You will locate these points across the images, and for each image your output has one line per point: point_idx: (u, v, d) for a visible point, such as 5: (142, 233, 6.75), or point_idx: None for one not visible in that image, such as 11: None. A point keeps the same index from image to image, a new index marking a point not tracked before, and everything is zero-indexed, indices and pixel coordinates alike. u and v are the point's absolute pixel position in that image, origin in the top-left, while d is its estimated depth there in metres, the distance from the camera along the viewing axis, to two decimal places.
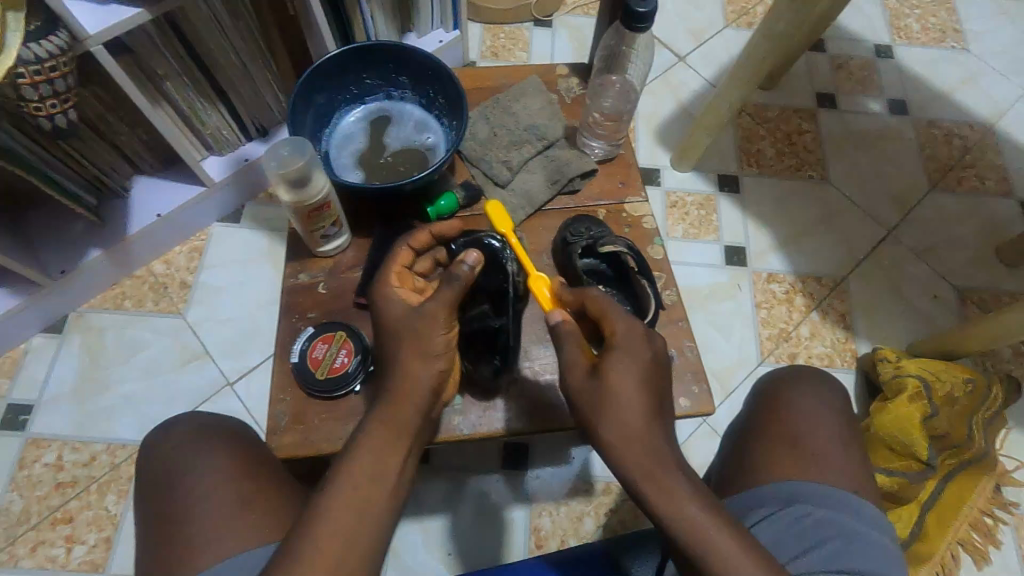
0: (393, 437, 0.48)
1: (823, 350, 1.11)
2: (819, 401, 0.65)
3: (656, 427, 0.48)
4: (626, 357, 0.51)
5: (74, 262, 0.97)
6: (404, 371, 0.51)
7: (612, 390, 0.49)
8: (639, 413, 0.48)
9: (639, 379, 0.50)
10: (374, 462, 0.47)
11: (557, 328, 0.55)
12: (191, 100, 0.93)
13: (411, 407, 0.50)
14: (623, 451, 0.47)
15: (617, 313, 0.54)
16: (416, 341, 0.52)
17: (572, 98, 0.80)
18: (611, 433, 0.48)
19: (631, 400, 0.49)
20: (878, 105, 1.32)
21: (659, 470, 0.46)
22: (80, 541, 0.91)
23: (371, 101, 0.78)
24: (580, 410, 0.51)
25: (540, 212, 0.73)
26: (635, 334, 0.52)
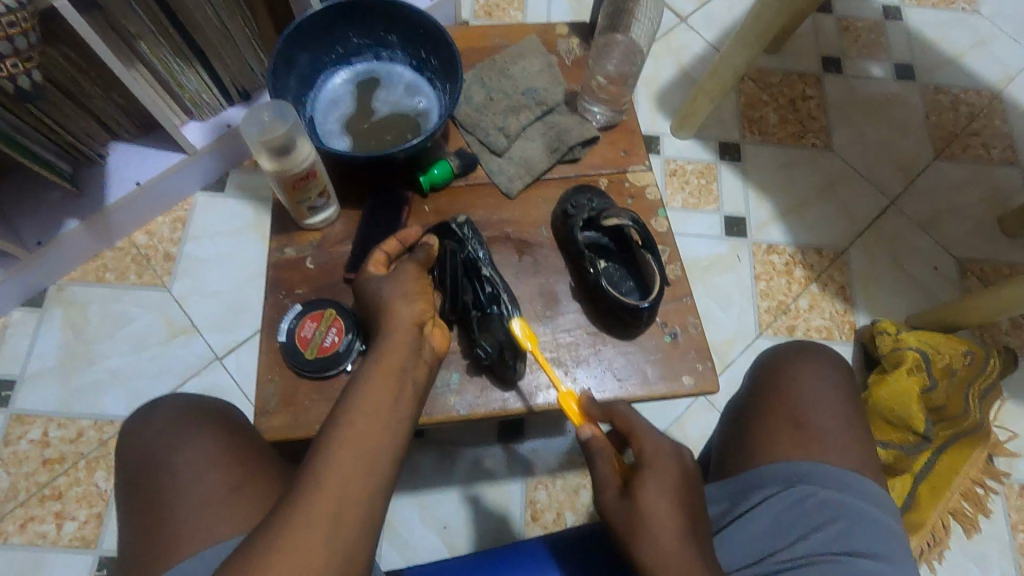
0: (389, 376, 0.49)
1: (821, 323, 1.09)
2: (824, 378, 0.64)
3: (689, 541, 0.47)
4: (658, 478, 0.50)
5: (51, 233, 0.93)
6: (387, 305, 0.54)
7: (646, 516, 0.48)
8: (672, 531, 0.47)
9: (671, 497, 0.49)
10: (373, 409, 0.46)
11: (587, 442, 0.53)
12: (167, 60, 0.87)
13: (403, 340, 0.52)
14: (658, 569, 0.46)
15: (648, 433, 0.53)
16: (394, 282, 0.56)
17: (573, 60, 0.75)
18: (647, 554, 0.47)
19: (665, 522, 0.47)
20: (883, 70, 1.27)
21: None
22: (70, 517, 0.90)
23: (359, 62, 0.73)
24: (614, 533, 0.50)
25: (539, 181, 0.70)
26: (665, 452, 0.51)
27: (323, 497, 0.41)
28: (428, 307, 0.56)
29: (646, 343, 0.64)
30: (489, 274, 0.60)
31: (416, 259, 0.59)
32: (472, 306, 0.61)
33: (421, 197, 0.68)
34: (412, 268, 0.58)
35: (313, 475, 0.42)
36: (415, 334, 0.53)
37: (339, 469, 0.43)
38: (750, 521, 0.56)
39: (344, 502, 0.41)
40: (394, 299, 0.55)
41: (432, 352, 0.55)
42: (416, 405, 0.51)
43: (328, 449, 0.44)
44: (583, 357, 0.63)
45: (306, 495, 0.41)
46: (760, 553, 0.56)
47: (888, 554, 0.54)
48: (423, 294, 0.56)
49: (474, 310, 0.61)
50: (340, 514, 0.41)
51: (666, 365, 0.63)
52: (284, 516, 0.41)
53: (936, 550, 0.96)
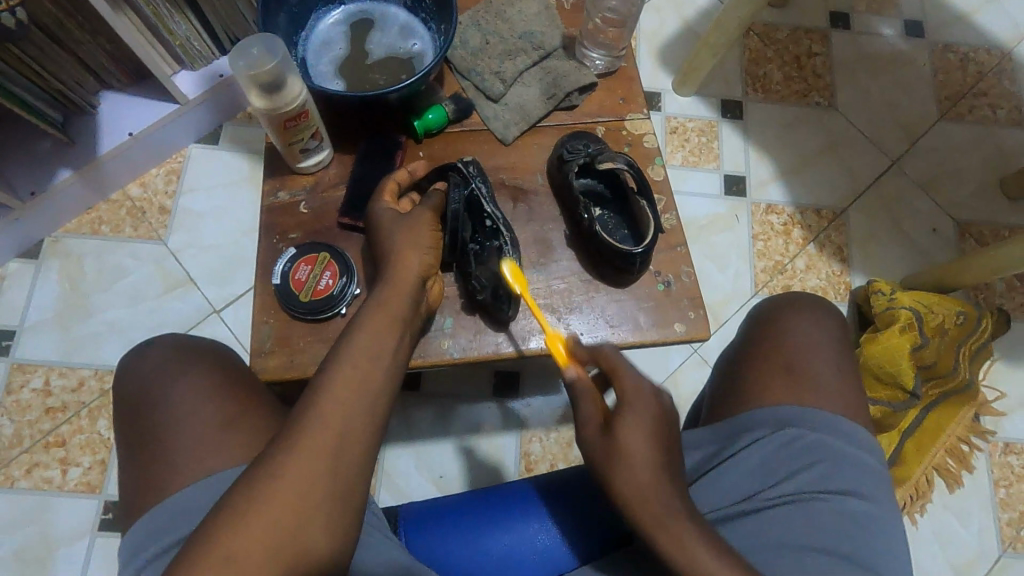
0: (391, 321, 0.50)
1: (817, 283, 1.10)
2: (819, 326, 0.64)
3: (664, 482, 0.47)
4: (638, 415, 0.49)
5: (44, 183, 0.92)
6: (398, 254, 0.54)
7: (625, 451, 0.48)
8: (647, 468, 0.47)
9: (649, 430, 0.49)
10: (378, 352, 0.47)
11: (573, 385, 0.52)
12: (156, 6, 0.85)
13: (406, 290, 0.52)
14: (637, 507, 0.47)
15: (630, 371, 0.52)
16: (407, 231, 0.56)
17: (572, 3, 0.73)
18: (626, 489, 0.47)
19: (641, 461, 0.47)
20: (892, 28, 1.24)
21: (669, 520, 0.46)
22: (74, 463, 0.92)
23: (352, 2, 0.71)
24: (592, 466, 0.50)
25: (536, 127, 0.69)
26: (646, 392, 0.51)
27: (320, 431, 0.43)
28: (434, 262, 0.56)
29: (640, 291, 0.64)
30: (490, 213, 0.61)
31: (433, 202, 0.58)
32: (470, 241, 0.62)
33: (416, 142, 0.67)
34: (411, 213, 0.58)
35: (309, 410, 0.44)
36: (417, 285, 0.53)
37: (338, 407, 0.44)
38: (738, 461, 0.58)
39: (340, 437, 0.43)
40: (404, 248, 0.54)
41: (427, 299, 0.57)
42: (410, 346, 0.52)
43: (326, 388, 0.45)
44: (576, 304, 0.63)
45: (305, 429, 0.43)
46: (746, 491, 0.57)
47: (870, 494, 0.56)
48: (434, 246, 0.57)
49: (472, 245, 0.61)
50: (335, 448, 0.42)
51: (659, 314, 0.63)
52: (279, 450, 0.42)
53: (919, 504, 0.98)
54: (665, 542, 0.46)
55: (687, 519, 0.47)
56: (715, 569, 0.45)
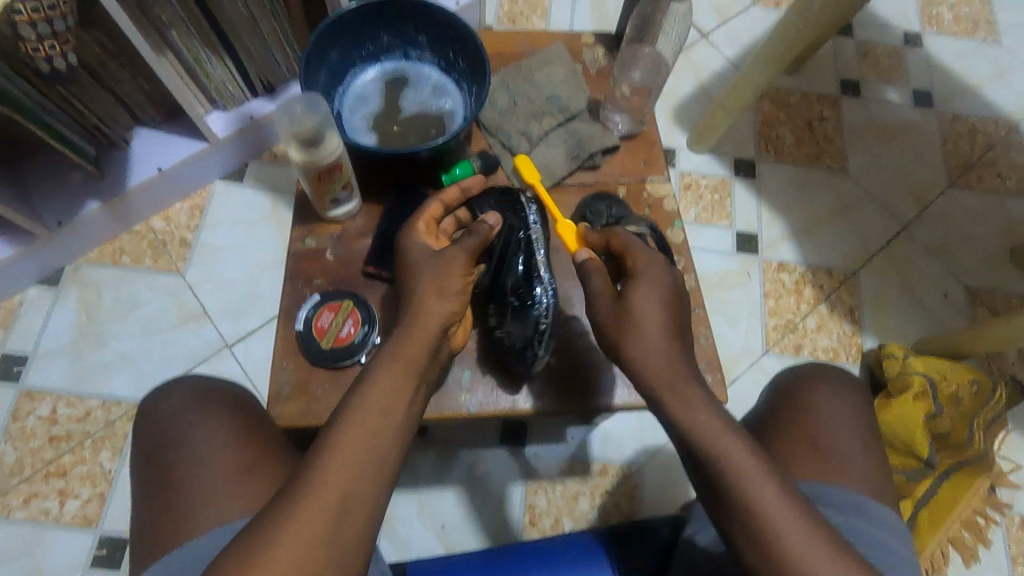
0: (405, 372, 0.48)
1: (828, 344, 1.10)
2: (838, 399, 0.64)
3: (675, 347, 0.50)
4: (650, 282, 0.52)
5: (71, 213, 0.94)
6: (420, 301, 0.52)
7: (636, 311, 0.51)
8: (660, 331, 0.50)
9: (660, 299, 0.51)
10: (390, 407, 0.46)
11: (583, 264, 0.57)
12: (195, 50, 0.89)
13: (424, 339, 0.50)
14: (648, 370, 0.49)
15: (640, 248, 0.55)
16: (435, 274, 0.54)
17: (598, 69, 0.76)
18: (637, 354, 0.50)
19: (653, 321, 0.50)
20: (901, 95, 1.28)
21: (678, 384, 0.48)
22: (73, 495, 0.91)
23: (388, 61, 0.75)
24: (607, 338, 0.53)
25: (560, 186, 0.71)
26: (657, 266, 0.53)
27: (321, 489, 0.42)
28: (458, 308, 0.55)
29: None
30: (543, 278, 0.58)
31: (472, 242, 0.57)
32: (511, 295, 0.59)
33: None
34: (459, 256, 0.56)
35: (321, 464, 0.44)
36: (438, 335, 0.52)
37: (344, 464, 0.43)
38: None
39: (346, 495, 0.42)
40: (426, 297, 0.53)
41: (445, 346, 0.55)
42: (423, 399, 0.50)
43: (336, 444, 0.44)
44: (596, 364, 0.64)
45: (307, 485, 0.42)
46: None
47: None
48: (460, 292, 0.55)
49: (513, 299, 0.59)
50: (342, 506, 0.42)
51: None
52: (291, 500, 0.42)
53: None
54: (676, 407, 0.47)
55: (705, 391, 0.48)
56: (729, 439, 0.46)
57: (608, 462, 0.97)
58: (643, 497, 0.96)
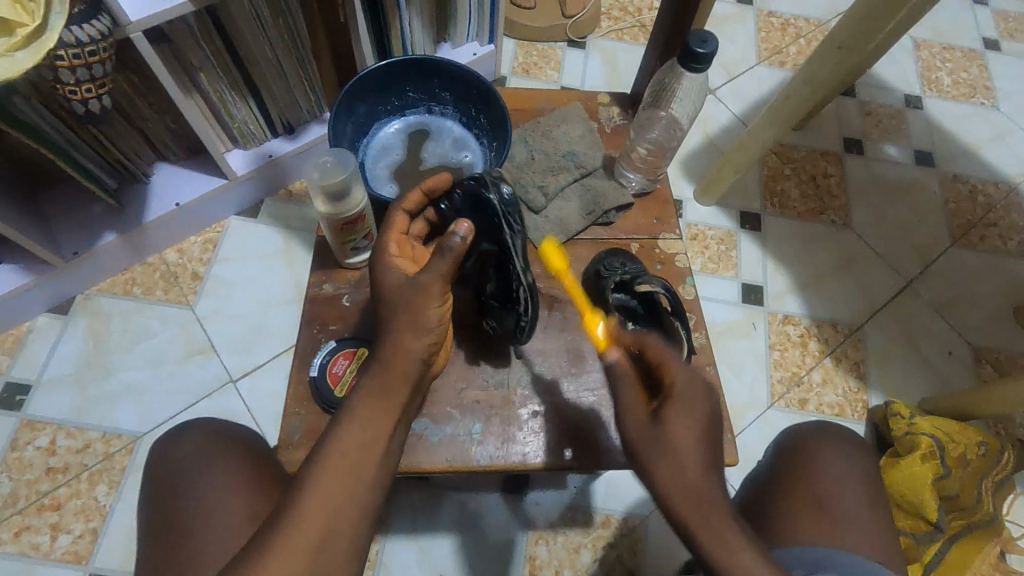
0: (386, 403, 0.49)
1: (834, 399, 1.09)
2: (845, 459, 0.64)
3: (713, 475, 0.47)
4: (690, 409, 0.50)
5: (88, 244, 0.95)
6: (395, 341, 0.51)
7: (674, 441, 0.48)
8: (698, 459, 0.47)
9: (700, 430, 0.49)
10: (370, 441, 0.47)
11: (612, 367, 0.53)
12: (222, 92, 0.92)
13: (402, 379, 0.50)
14: (681, 499, 0.46)
15: (678, 364, 0.53)
16: (410, 313, 0.52)
17: (613, 128, 0.79)
18: (666, 484, 0.47)
19: (690, 449, 0.48)
20: (903, 155, 1.31)
21: (713, 515, 0.45)
22: (65, 530, 0.89)
23: (412, 114, 0.78)
24: (631, 455, 0.50)
25: (574, 240, 0.72)
26: (697, 387, 0.51)
27: (300, 527, 0.42)
28: (437, 343, 0.53)
29: None
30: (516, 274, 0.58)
31: (445, 264, 0.52)
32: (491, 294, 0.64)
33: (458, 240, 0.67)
34: (437, 281, 0.52)
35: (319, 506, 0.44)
36: (417, 370, 0.51)
37: (325, 500, 0.43)
38: None
39: (325, 533, 0.42)
40: (402, 333, 0.51)
41: (425, 377, 0.55)
42: (402, 436, 0.51)
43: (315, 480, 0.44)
44: (606, 419, 0.64)
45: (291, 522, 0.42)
46: None
47: None
48: (437, 326, 0.53)
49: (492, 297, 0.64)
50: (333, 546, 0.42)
51: None
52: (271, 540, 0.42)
53: None
54: (715, 545, 0.45)
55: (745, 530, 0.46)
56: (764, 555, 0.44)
57: (611, 514, 0.95)
58: (646, 552, 0.94)
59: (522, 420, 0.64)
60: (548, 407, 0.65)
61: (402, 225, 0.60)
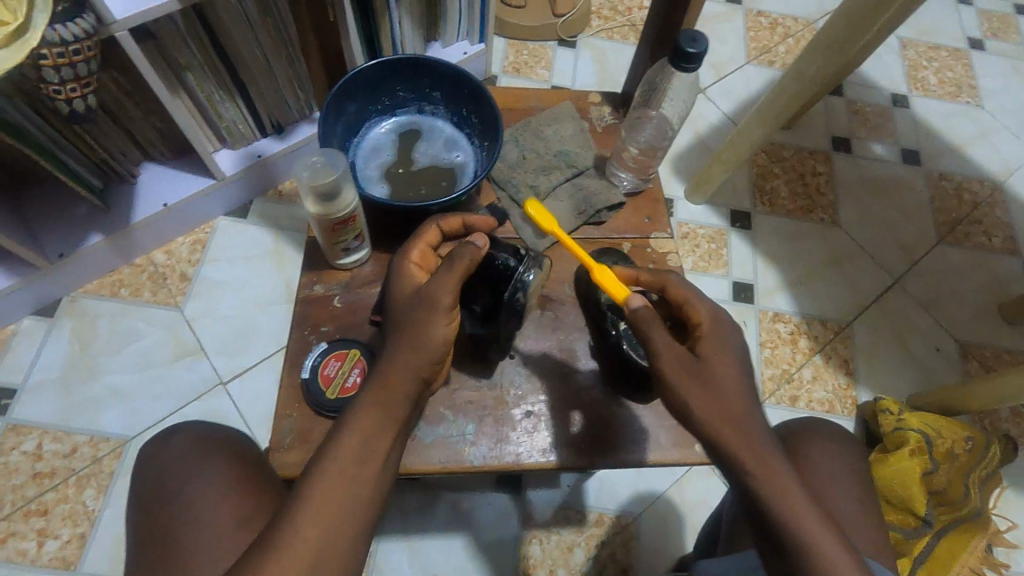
0: (382, 420, 0.48)
1: (823, 395, 1.10)
2: (839, 458, 0.64)
3: (753, 404, 0.49)
4: (721, 344, 0.52)
5: (74, 246, 0.94)
6: (394, 354, 0.51)
7: (713, 371, 0.50)
8: (739, 391, 0.49)
9: (736, 368, 0.51)
10: (364, 459, 0.46)
11: (637, 311, 0.53)
12: (210, 91, 0.91)
13: (400, 394, 0.50)
14: (719, 423, 0.48)
15: (700, 302, 0.56)
16: (415, 329, 0.52)
17: (604, 127, 0.79)
18: (705, 410, 0.48)
19: (729, 381, 0.50)
20: (890, 153, 1.32)
21: (765, 456, 0.47)
22: (53, 535, 0.88)
23: (402, 114, 0.77)
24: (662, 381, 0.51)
25: (566, 240, 0.72)
26: (720, 323, 0.54)
27: (294, 551, 0.42)
28: (441, 360, 0.53)
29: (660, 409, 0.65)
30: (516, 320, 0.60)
31: (456, 275, 0.53)
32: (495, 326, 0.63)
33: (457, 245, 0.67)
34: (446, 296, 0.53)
35: (313, 514, 0.44)
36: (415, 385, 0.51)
37: (320, 522, 0.43)
38: None
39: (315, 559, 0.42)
40: (404, 350, 0.51)
41: (425, 392, 0.54)
42: (398, 450, 0.50)
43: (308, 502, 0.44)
44: (599, 418, 0.64)
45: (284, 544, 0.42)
46: None
47: None
48: (444, 345, 0.53)
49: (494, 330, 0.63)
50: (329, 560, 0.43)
51: (677, 433, 0.64)
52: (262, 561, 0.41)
53: None
54: (768, 483, 0.46)
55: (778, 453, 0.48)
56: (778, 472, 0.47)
57: (604, 512, 0.95)
58: (639, 549, 0.94)
59: (515, 420, 0.64)
60: (542, 406, 0.65)
61: (431, 239, 0.60)
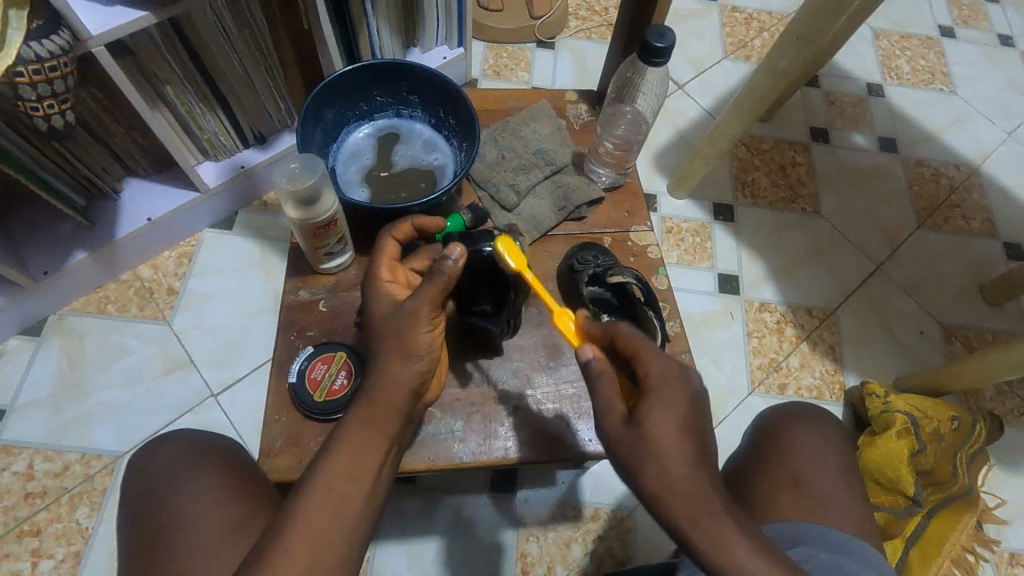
0: (371, 440, 0.49)
1: (812, 382, 1.12)
2: (822, 440, 0.65)
3: (703, 475, 0.47)
4: (664, 403, 0.49)
5: (58, 263, 0.94)
6: (382, 369, 0.51)
7: (651, 437, 0.47)
8: (684, 462, 0.47)
9: (679, 429, 0.48)
10: (356, 474, 0.47)
11: (589, 365, 0.51)
12: (190, 104, 0.91)
13: (389, 410, 0.50)
14: (673, 505, 0.46)
15: (650, 351, 0.51)
16: (399, 342, 0.52)
17: (581, 124, 0.80)
18: (655, 485, 0.46)
19: (671, 452, 0.47)
20: (867, 141, 1.35)
21: (717, 529, 0.45)
22: (47, 555, 0.87)
23: (380, 118, 0.78)
24: (619, 461, 0.49)
25: (547, 236, 0.73)
26: (670, 376, 0.50)
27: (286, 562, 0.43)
28: (431, 369, 0.54)
29: None
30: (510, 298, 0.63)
31: (434, 287, 0.52)
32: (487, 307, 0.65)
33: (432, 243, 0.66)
34: (427, 305, 0.53)
35: (302, 517, 0.45)
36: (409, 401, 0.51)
37: (307, 539, 0.44)
38: None
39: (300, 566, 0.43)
40: (390, 362, 0.51)
41: (416, 407, 0.54)
42: (390, 465, 0.51)
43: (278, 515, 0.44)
44: (586, 410, 0.65)
45: (268, 560, 0.43)
46: None
47: None
48: (430, 353, 0.53)
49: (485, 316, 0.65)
50: (316, 563, 0.43)
51: None
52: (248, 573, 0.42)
53: None
54: (719, 554, 0.45)
55: (727, 519, 0.46)
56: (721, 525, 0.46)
57: (600, 507, 0.96)
58: (635, 542, 0.95)
59: (503, 415, 0.65)
60: (528, 401, 0.66)
61: (392, 252, 0.61)
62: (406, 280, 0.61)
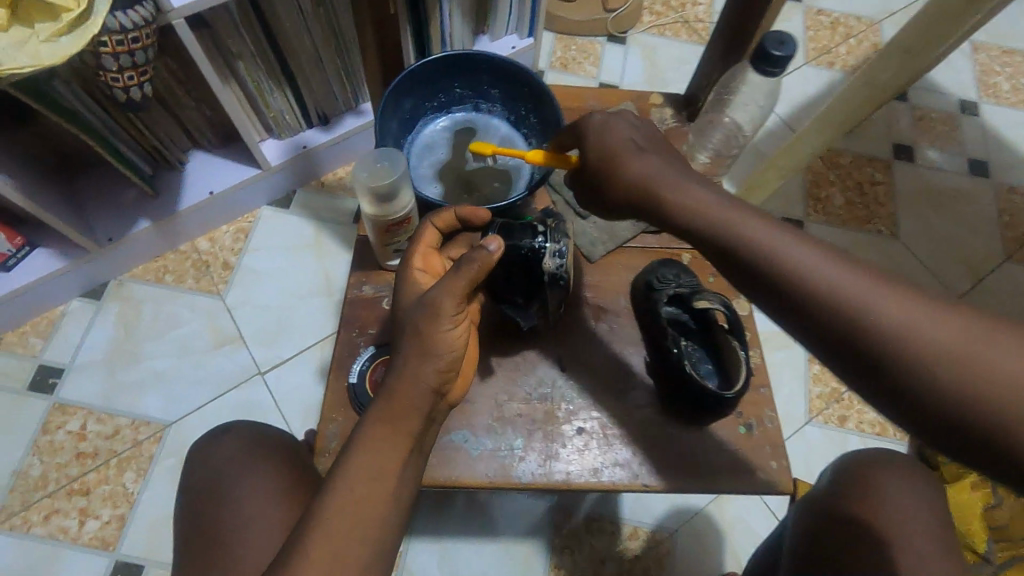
0: (391, 445, 0.46)
1: (875, 417, 1.05)
2: (913, 492, 0.59)
3: (672, 172, 0.51)
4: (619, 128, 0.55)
5: (123, 231, 0.95)
6: (403, 368, 0.47)
7: (612, 153, 0.54)
8: (653, 167, 0.52)
9: (634, 144, 0.54)
10: (378, 481, 0.45)
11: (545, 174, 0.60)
12: (259, 81, 0.90)
13: (410, 413, 0.46)
14: (656, 203, 0.50)
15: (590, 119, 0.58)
16: (420, 338, 0.48)
17: (665, 130, 0.75)
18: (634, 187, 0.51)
19: (636, 159, 0.52)
20: (955, 163, 1.25)
21: (708, 207, 0.47)
22: (93, 515, 0.89)
23: (458, 111, 0.76)
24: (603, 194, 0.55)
25: (621, 248, 0.71)
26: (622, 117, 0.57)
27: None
28: (456, 370, 0.49)
29: (718, 431, 0.63)
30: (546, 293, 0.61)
31: (463, 278, 0.48)
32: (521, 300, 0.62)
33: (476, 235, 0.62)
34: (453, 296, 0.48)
35: (355, 531, 0.43)
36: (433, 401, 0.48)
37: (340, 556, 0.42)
38: None
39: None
40: (409, 359, 0.47)
41: (441, 408, 0.50)
42: (416, 471, 0.48)
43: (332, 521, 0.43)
44: (654, 439, 0.62)
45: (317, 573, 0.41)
46: None
47: None
48: (454, 355, 0.48)
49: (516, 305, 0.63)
50: None
51: (733, 456, 0.62)
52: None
53: None
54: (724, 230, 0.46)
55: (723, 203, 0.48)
56: (760, 230, 0.45)
57: (639, 526, 0.93)
58: (673, 566, 0.91)
59: (565, 436, 0.62)
60: (593, 424, 0.63)
61: (431, 239, 0.58)
62: (440, 267, 0.57)
